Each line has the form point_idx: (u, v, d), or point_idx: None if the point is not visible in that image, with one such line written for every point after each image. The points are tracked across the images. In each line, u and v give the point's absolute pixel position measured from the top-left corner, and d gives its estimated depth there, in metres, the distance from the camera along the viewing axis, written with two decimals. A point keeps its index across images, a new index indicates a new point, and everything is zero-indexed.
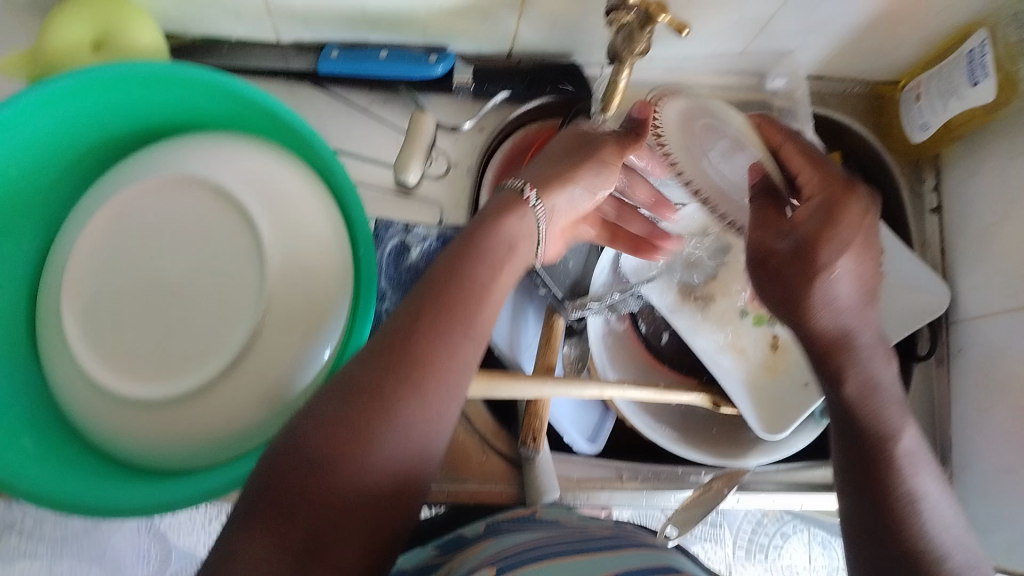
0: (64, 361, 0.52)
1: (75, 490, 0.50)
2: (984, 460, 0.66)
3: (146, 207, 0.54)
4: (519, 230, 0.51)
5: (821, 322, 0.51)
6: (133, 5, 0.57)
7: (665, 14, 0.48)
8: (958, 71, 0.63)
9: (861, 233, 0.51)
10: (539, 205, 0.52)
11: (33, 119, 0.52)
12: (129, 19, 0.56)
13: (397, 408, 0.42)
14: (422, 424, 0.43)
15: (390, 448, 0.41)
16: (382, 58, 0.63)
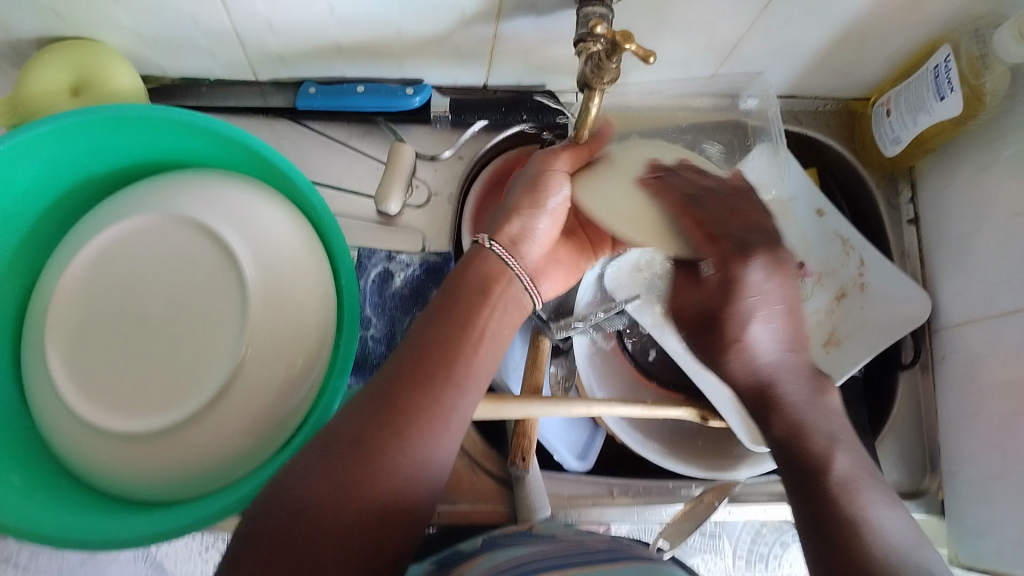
0: (51, 399, 0.54)
1: (62, 525, 0.51)
2: (970, 466, 0.67)
3: (128, 245, 0.56)
4: (489, 272, 0.55)
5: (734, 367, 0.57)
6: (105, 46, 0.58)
7: (630, 43, 0.46)
8: (925, 86, 0.64)
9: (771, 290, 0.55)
10: (496, 245, 0.55)
11: (17, 163, 0.53)
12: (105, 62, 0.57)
13: (377, 453, 0.45)
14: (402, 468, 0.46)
15: (372, 488, 0.44)
16: (360, 93, 0.65)
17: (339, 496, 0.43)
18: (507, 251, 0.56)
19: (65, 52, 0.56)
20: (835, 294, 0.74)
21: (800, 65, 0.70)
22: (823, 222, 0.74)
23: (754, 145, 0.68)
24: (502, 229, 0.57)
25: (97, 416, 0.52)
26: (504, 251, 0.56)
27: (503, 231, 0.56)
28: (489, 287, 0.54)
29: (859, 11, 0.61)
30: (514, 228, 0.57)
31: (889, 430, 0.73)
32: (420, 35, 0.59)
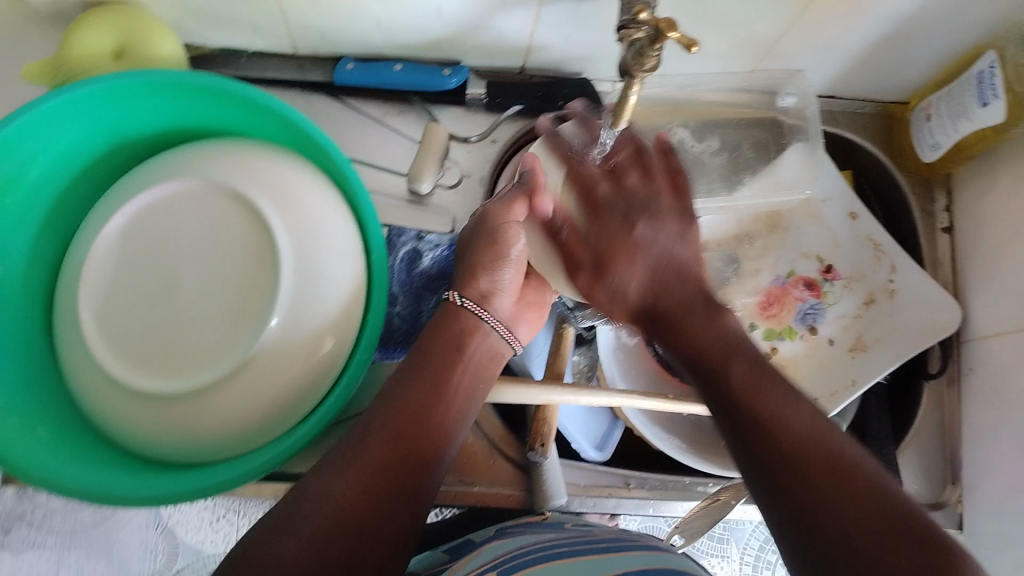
0: (81, 356, 0.54)
1: (84, 478, 0.52)
2: (993, 479, 0.66)
3: (165, 209, 0.56)
4: (464, 324, 0.58)
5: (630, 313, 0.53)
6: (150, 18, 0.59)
7: (674, 31, 0.45)
8: (969, 92, 0.63)
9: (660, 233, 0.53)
10: (465, 301, 0.59)
11: (57, 121, 0.54)
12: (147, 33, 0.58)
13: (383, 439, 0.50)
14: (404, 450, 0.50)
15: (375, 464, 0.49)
16: (397, 70, 0.66)
17: (356, 488, 0.47)
18: (479, 305, 0.59)
19: (106, 19, 0.57)
20: (864, 299, 0.72)
21: (840, 65, 0.69)
22: (855, 226, 0.74)
23: (791, 143, 0.71)
24: (473, 282, 0.59)
25: (126, 374, 0.52)
26: (476, 306, 0.59)
27: (474, 286, 0.59)
28: (463, 341, 0.58)
29: (905, 11, 0.60)
30: (485, 282, 0.59)
31: (911, 438, 0.72)
32: (461, 15, 0.59)
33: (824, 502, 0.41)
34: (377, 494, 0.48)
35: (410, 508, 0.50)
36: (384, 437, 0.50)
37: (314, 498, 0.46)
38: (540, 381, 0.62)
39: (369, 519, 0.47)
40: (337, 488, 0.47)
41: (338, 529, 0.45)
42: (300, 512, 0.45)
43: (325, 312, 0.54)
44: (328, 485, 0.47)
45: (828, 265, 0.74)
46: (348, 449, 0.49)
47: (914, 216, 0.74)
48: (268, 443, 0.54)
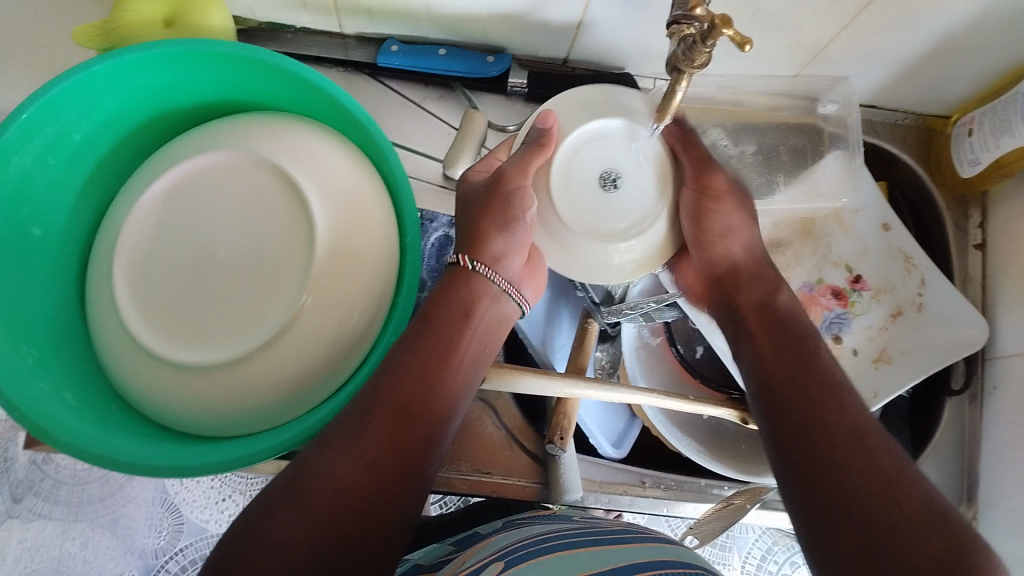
0: (112, 322, 0.54)
1: (108, 444, 0.52)
2: (1011, 498, 0.66)
3: (203, 180, 0.56)
4: (473, 295, 0.56)
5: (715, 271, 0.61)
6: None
7: (729, 28, 0.45)
8: (1014, 109, 0.63)
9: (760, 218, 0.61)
10: (478, 265, 0.56)
11: (103, 85, 0.54)
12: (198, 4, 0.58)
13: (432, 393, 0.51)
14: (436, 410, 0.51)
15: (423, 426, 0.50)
16: (441, 55, 0.66)
17: (362, 466, 0.46)
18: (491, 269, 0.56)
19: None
20: (892, 311, 0.72)
21: (885, 75, 0.69)
22: (887, 238, 0.74)
23: (829, 151, 0.70)
24: (486, 245, 0.56)
25: (156, 343, 0.52)
26: (487, 271, 0.56)
27: (487, 251, 0.56)
28: (472, 307, 0.56)
29: (959, 25, 0.60)
30: (498, 245, 0.56)
31: (929, 455, 0.72)
32: (512, 3, 0.59)
33: (830, 457, 0.46)
34: (389, 473, 0.47)
35: (416, 484, 0.48)
36: (387, 415, 0.48)
37: (315, 480, 0.44)
38: (562, 372, 0.62)
39: (377, 500, 0.46)
40: (342, 469, 0.45)
41: (345, 507, 0.44)
42: (303, 496, 0.44)
43: (358, 292, 0.54)
44: (331, 464, 0.45)
45: (856, 275, 0.74)
46: (350, 426, 0.47)
47: (947, 231, 0.74)
48: (292, 419, 0.54)
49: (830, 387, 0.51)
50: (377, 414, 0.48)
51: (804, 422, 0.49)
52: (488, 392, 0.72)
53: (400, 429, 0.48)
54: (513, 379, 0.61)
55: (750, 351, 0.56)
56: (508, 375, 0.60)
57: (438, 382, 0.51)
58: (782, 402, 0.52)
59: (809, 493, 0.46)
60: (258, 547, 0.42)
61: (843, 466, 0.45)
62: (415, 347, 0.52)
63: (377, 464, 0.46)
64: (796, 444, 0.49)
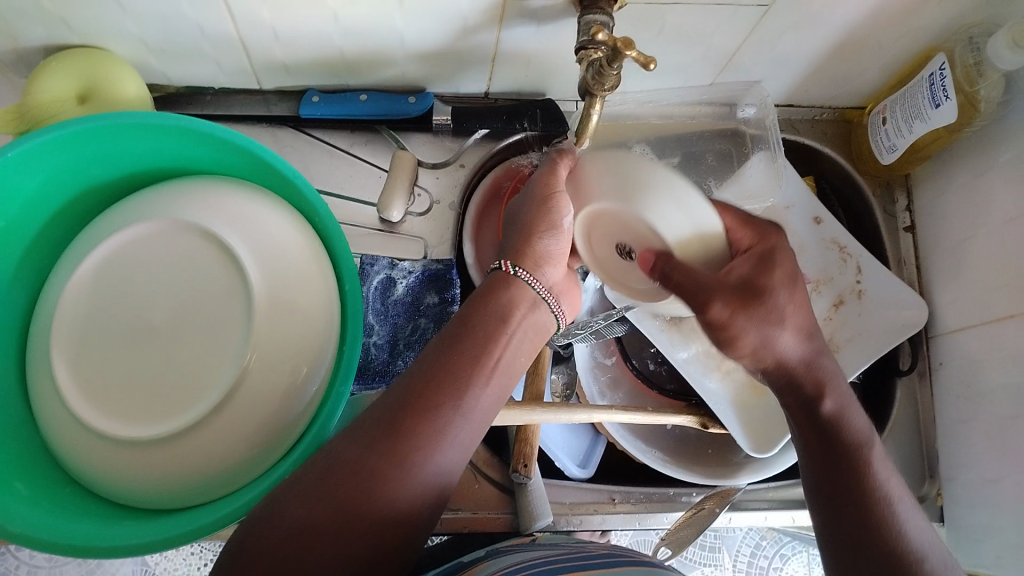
0: (56, 405, 0.54)
1: (66, 531, 0.51)
2: (970, 471, 0.67)
3: (138, 252, 0.56)
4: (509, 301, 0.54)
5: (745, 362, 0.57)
6: (89, 54, 0.58)
7: (631, 49, 0.47)
8: (921, 94, 0.65)
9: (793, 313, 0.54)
10: (520, 270, 0.55)
11: (21, 170, 0.54)
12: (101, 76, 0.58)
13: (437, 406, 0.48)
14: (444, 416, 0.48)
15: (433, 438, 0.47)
16: (362, 101, 0.67)
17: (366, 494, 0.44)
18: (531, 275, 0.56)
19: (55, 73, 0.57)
20: (834, 302, 0.74)
21: (797, 74, 0.71)
22: (820, 230, 0.76)
23: (753, 152, 0.71)
24: (527, 250, 0.56)
25: (102, 423, 0.52)
26: (529, 275, 0.55)
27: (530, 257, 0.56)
28: (508, 313, 0.54)
29: (858, 19, 0.62)
30: (547, 244, 0.56)
31: (891, 434, 0.73)
32: (423, 43, 0.60)
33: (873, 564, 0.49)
34: (413, 483, 0.46)
35: (434, 489, 0.48)
36: (417, 411, 0.48)
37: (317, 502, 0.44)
38: (519, 401, 0.63)
39: (397, 514, 0.45)
40: (360, 460, 0.45)
41: (361, 499, 0.44)
42: (322, 488, 0.44)
43: (301, 348, 0.54)
44: (353, 455, 0.46)
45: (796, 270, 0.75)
46: (380, 418, 0.47)
47: (876, 217, 0.76)
48: (251, 481, 0.53)
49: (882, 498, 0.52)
50: (408, 409, 0.47)
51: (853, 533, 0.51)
52: None
53: (433, 431, 0.48)
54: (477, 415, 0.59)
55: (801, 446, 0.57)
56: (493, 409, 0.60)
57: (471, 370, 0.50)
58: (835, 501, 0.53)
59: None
60: (269, 522, 0.42)
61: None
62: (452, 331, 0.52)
63: (401, 457, 0.46)
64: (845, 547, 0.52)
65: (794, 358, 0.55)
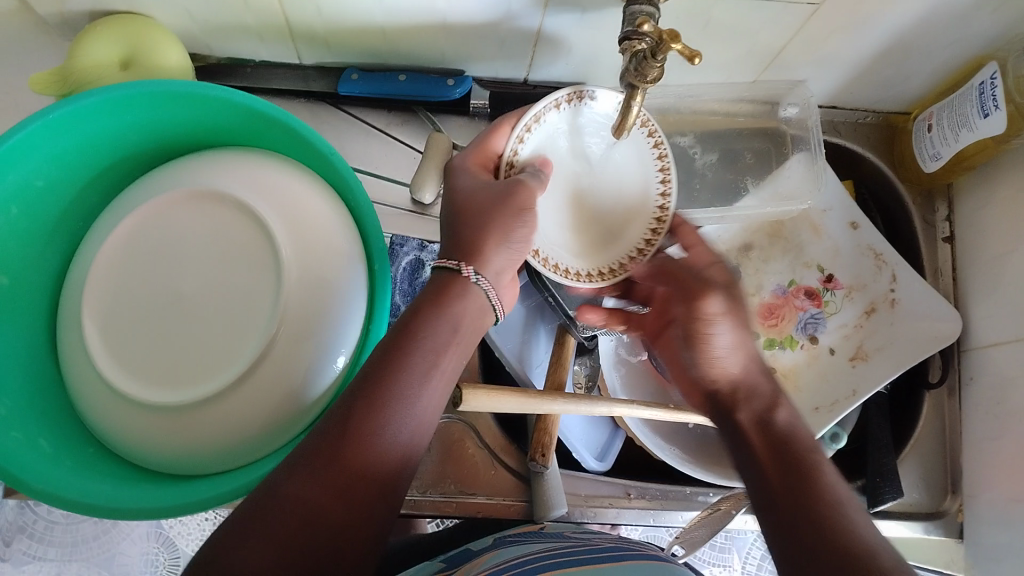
0: (84, 366, 0.54)
1: (86, 490, 0.51)
2: (994, 488, 0.66)
3: (169, 220, 0.56)
4: (463, 309, 0.53)
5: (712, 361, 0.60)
6: (127, 19, 0.58)
7: (676, 42, 0.46)
8: (969, 104, 0.63)
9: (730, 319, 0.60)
10: (479, 278, 0.53)
11: (62, 131, 0.54)
12: (139, 41, 0.58)
13: (386, 413, 0.46)
14: (392, 423, 0.46)
15: (382, 446, 0.46)
16: (402, 80, 0.67)
17: (320, 498, 0.43)
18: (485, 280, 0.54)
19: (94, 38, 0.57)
20: (865, 310, 0.74)
21: (842, 76, 0.69)
22: (856, 236, 0.74)
23: (792, 154, 0.71)
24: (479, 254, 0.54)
25: (128, 386, 0.52)
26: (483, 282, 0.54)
27: (487, 265, 0.54)
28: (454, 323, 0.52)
29: (909, 23, 0.61)
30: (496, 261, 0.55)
31: (911, 449, 0.73)
32: (466, 26, 0.60)
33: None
34: (349, 514, 0.44)
35: (386, 493, 0.46)
36: (362, 425, 0.45)
37: (278, 504, 0.42)
38: (540, 390, 0.62)
39: (344, 531, 0.44)
40: (310, 494, 0.43)
41: (303, 537, 0.42)
42: (271, 514, 0.42)
43: (328, 324, 0.54)
44: (299, 490, 0.43)
45: (828, 274, 0.75)
46: (322, 448, 0.44)
47: (914, 226, 0.75)
48: (269, 454, 0.53)
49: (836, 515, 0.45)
50: (356, 411, 0.46)
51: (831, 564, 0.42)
52: (467, 413, 0.71)
53: (376, 462, 0.45)
54: (496, 400, 0.57)
55: (755, 476, 0.51)
56: (541, 398, 0.60)
57: (418, 394, 0.48)
58: (807, 525, 0.45)
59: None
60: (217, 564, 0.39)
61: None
62: (390, 349, 0.49)
63: (344, 487, 0.44)
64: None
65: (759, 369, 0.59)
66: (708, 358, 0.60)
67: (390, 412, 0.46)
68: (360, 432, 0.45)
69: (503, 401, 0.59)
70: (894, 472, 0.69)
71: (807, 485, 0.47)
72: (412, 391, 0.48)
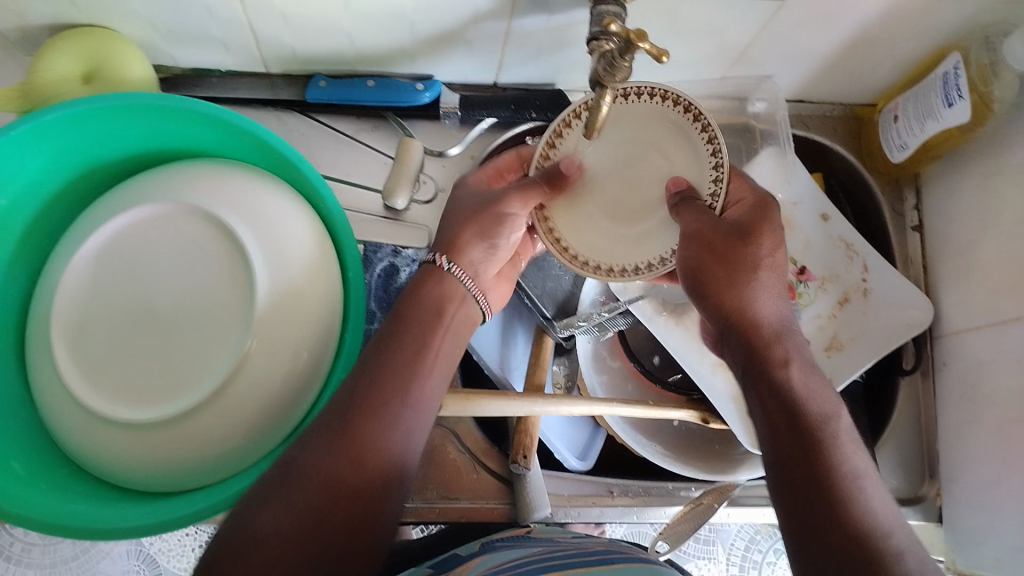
0: (55, 386, 0.53)
1: (66, 514, 0.51)
2: (970, 473, 0.67)
3: (139, 235, 0.56)
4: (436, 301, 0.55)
5: (729, 297, 0.54)
6: (75, 32, 0.57)
7: (644, 42, 0.45)
8: (934, 94, 0.64)
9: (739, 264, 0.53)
10: (455, 267, 0.56)
11: (25, 150, 0.53)
12: (91, 50, 0.57)
13: (384, 412, 0.48)
14: (391, 422, 0.48)
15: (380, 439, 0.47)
16: (370, 86, 0.66)
17: (326, 485, 0.44)
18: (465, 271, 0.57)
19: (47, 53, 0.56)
20: (838, 300, 0.74)
21: (809, 69, 0.70)
22: (826, 227, 0.75)
23: (763, 149, 0.72)
24: None
25: (104, 405, 0.51)
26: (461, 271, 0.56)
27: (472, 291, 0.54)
28: (431, 331, 0.53)
29: (872, 17, 0.61)
30: (475, 253, 0.57)
31: (889, 436, 0.74)
32: (432, 30, 0.60)
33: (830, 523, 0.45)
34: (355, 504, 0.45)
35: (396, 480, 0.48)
36: (363, 419, 0.47)
37: (291, 484, 0.44)
38: (520, 392, 0.62)
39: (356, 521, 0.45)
40: (327, 464, 0.45)
41: (316, 526, 0.43)
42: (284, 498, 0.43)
43: (303, 334, 0.54)
44: (312, 469, 0.44)
45: (801, 267, 0.75)
46: (326, 435, 0.46)
47: (884, 215, 0.76)
48: (248, 467, 0.53)
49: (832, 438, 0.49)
50: (356, 410, 0.47)
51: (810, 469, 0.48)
52: (449, 417, 0.71)
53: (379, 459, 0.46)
54: (473, 404, 0.59)
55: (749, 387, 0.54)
56: (511, 403, 0.60)
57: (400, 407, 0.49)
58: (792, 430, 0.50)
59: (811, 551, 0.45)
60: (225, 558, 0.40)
61: (852, 552, 0.44)
62: (383, 359, 0.51)
63: (349, 475, 0.45)
64: (799, 508, 0.47)
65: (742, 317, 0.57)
66: (723, 298, 0.54)
67: (393, 393, 0.49)
68: (363, 406, 0.47)
69: (471, 405, 0.59)
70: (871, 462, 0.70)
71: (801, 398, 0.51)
72: (409, 377, 0.50)
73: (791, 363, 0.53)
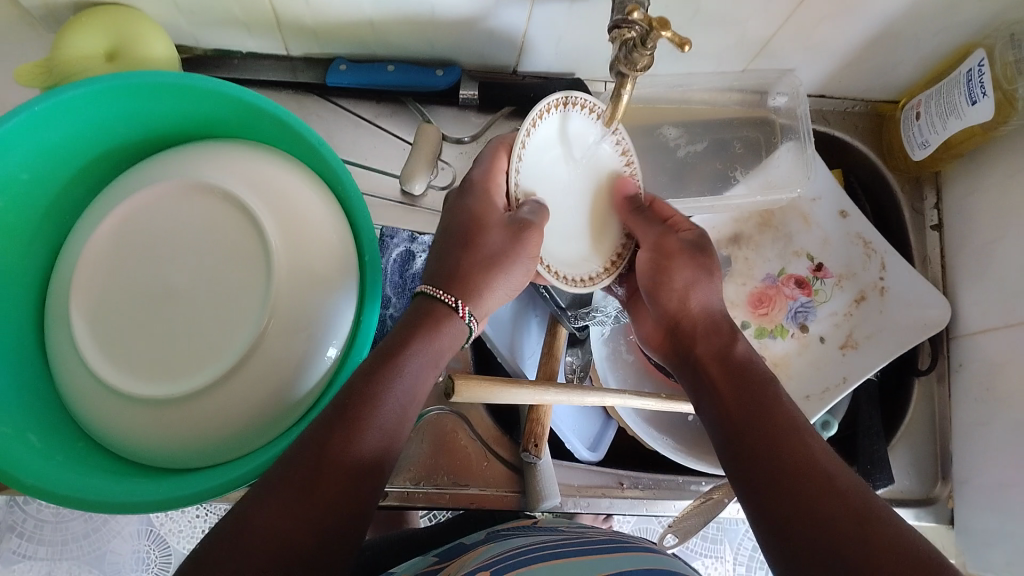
0: (74, 362, 0.54)
1: (79, 487, 0.50)
2: (983, 475, 0.67)
3: (157, 214, 0.56)
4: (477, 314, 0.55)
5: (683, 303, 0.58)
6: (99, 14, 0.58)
7: (666, 30, 0.45)
8: (957, 91, 0.64)
9: (690, 268, 0.59)
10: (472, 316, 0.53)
11: (47, 124, 0.54)
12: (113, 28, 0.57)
13: (347, 449, 0.44)
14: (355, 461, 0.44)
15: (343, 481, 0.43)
16: (390, 71, 0.67)
17: (286, 535, 0.41)
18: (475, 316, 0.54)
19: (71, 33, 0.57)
20: (855, 297, 0.74)
21: (830, 64, 0.70)
22: (846, 224, 0.76)
23: (781, 142, 0.72)
24: (471, 243, 0.54)
25: (122, 380, 0.52)
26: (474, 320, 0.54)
27: (488, 296, 0.54)
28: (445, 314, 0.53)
29: (896, 11, 0.61)
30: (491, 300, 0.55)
31: (901, 437, 0.73)
32: (454, 15, 0.59)
33: (805, 511, 0.42)
34: (315, 547, 0.41)
35: (357, 521, 0.44)
36: (325, 460, 0.43)
37: (250, 535, 0.40)
38: (531, 381, 0.62)
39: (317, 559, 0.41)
40: (283, 523, 0.41)
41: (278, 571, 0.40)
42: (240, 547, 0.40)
43: (318, 314, 0.54)
44: (272, 519, 0.41)
45: (818, 263, 0.76)
46: (291, 477, 0.42)
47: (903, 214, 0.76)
48: (261, 448, 0.53)
49: (782, 411, 0.48)
50: (320, 451, 0.43)
51: (759, 435, 0.47)
52: (460, 404, 0.71)
53: (341, 501, 0.43)
54: (495, 392, 0.58)
55: (708, 395, 0.53)
56: (517, 391, 0.59)
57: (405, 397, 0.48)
58: (747, 410, 0.49)
59: (763, 515, 0.44)
60: None
61: (786, 479, 0.44)
62: (390, 352, 0.49)
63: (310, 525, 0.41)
64: (759, 477, 0.45)
65: (717, 314, 0.58)
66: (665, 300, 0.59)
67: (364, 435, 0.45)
68: (333, 459, 0.43)
69: (488, 394, 0.57)
70: (884, 459, 0.69)
71: (754, 389, 0.50)
72: (387, 410, 0.47)
73: (739, 343, 0.55)
